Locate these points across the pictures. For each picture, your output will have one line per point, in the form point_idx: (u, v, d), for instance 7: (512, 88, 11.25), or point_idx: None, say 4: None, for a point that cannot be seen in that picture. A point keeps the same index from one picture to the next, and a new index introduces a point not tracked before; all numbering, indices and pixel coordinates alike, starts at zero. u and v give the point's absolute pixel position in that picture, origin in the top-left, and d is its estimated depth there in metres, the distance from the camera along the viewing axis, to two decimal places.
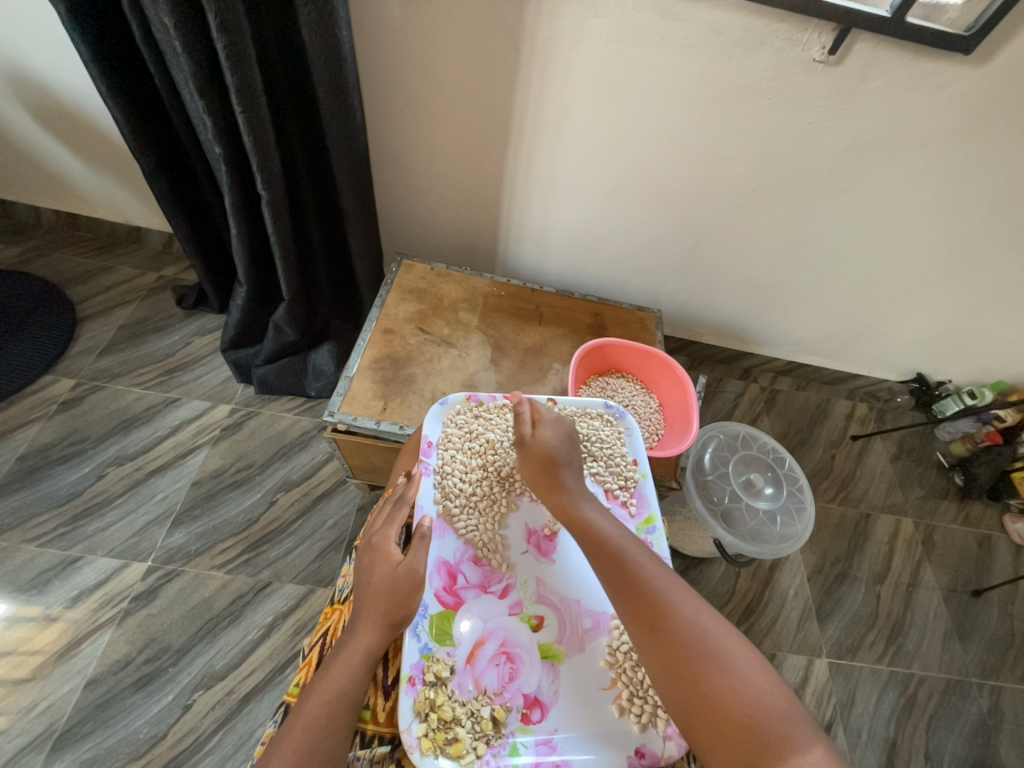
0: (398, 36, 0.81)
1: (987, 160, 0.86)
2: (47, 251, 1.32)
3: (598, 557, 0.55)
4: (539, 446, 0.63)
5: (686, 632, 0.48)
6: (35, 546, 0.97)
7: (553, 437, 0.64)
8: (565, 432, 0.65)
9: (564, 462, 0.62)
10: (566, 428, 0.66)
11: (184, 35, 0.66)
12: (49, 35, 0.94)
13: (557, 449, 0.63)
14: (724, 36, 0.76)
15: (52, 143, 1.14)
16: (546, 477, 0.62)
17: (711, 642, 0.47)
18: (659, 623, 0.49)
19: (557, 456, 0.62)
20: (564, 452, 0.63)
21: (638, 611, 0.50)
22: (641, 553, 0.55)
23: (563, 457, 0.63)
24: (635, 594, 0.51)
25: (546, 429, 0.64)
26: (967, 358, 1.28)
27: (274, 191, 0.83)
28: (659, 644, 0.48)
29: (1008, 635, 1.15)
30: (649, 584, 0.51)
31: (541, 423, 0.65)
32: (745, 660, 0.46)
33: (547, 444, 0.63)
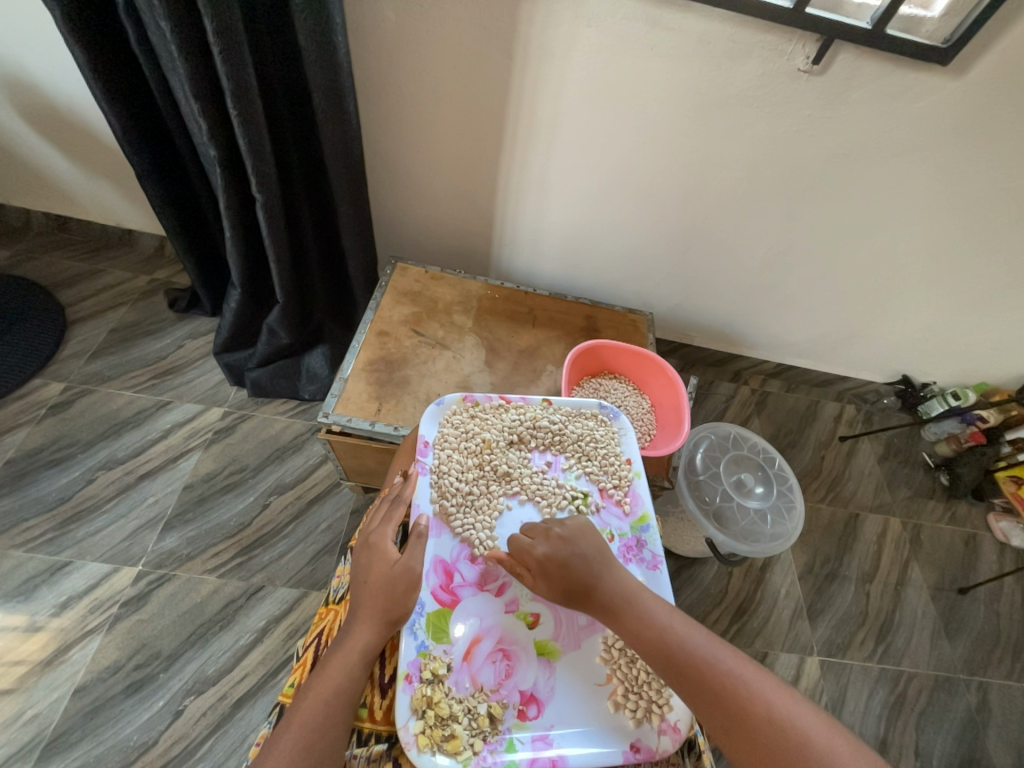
0: (393, 43, 0.82)
1: (965, 168, 0.89)
2: (37, 254, 1.31)
3: (661, 661, 0.50)
4: (554, 582, 0.55)
5: (777, 735, 0.45)
6: (22, 552, 0.95)
7: (558, 559, 0.56)
8: (563, 545, 0.57)
9: (587, 577, 0.55)
10: (558, 539, 0.58)
11: (180, 39, 0.66)
12: (43, 38, 0.94)
13: (572, 569, 0.55)
14: (712, 46, 0.78)
15: (44, 145, 1.13)
16: (577, 596, 0.55)
17: (807, 747, 0.44)
18: (746, 731, 0.45)
19: (577, 574, 0.55)
20: (581, 567, 0.56)
21: (719, 716, 0.47)
22: (707, 644, 0.51)
23: (582, 574, 0.55)
24: (718, 699, 0.47)
25: (544, 561, 0.56)
26: (950, 360, 1.31)
27: (269, 194, 0.83)
28: (751, 757, 0.45)
29: (994, 632, 1.17)
30: (726, 684, 0.48)
31: (538, 555, 0.57)
32: (843, 752, 0.44)
33: (558, 573, 0.55)
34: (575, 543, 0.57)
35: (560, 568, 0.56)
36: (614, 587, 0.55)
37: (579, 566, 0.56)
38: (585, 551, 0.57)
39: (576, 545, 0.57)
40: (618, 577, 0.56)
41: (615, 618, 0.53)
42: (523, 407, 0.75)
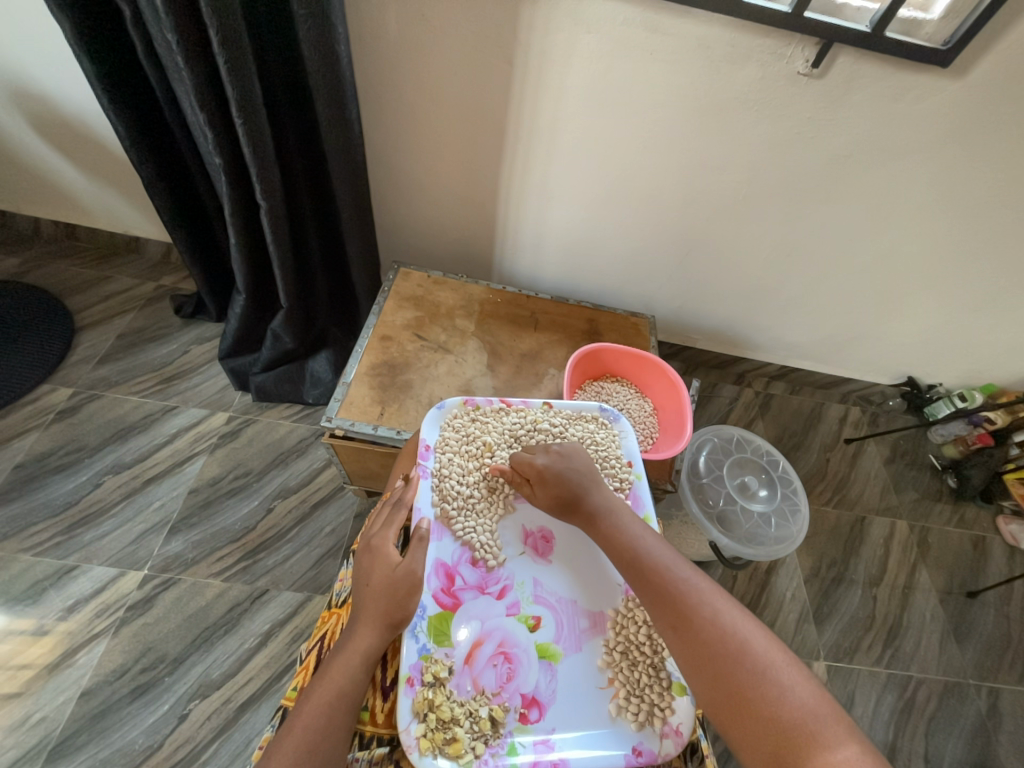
0: (394, 51, 0.83)
1: (968, 169, 0.89)
2: (46, 261, 1.33)
3: (627, 563, 0.55)
4: (549, 488, 0.62)
5: (717, 636, 0.47)
6: (30, 556, 0.96)
7: (555, 468, 0.63)
8: (560, 460, 0.64)
9: (576, 487, 0.61)
10: (558, 455, 0.65)
11: (186, 51, 0.68)
12: (53, 50, 0.96)
13: (564, 478, 0.62)
14: (711, 51, 0.78)
15: (53, 155, 1.15)
16: (566, 504, 0.61)
17: (745, 651, 0.46)
18: (689, 627, 0.48)
19: (568, 484, 0.61)
20: (574, 478, 0.62)
21: (668, 613, 0.50)
22: (672, 557, 0.54)
23: (572, 484, 0.61)
24: (669, 598, 0.50)
25: (542, 469, 0.63)
26: (957, 361, 1.30)
27: (273, 201, 0.84)
28: (690, 650, 0.47)
29: (1004, 637, 1.15)
30: (681, 588, 0.51)
31: (537, 465, 0.63)
32: (781, 664, 0.45)
33: (553, 479, 0.62)
34: (572, 459, 0.64)
35: (556, 477, 0.62)
36: (599, 501, 0.60)
37: (571, 478, 0.62)
38: (579, 467, 0.63)
39: (573, 462, 0.64)
40: (606, 494, 0.61)
41: (594, 526, 0.59)
42: (523, 410, 0.75)
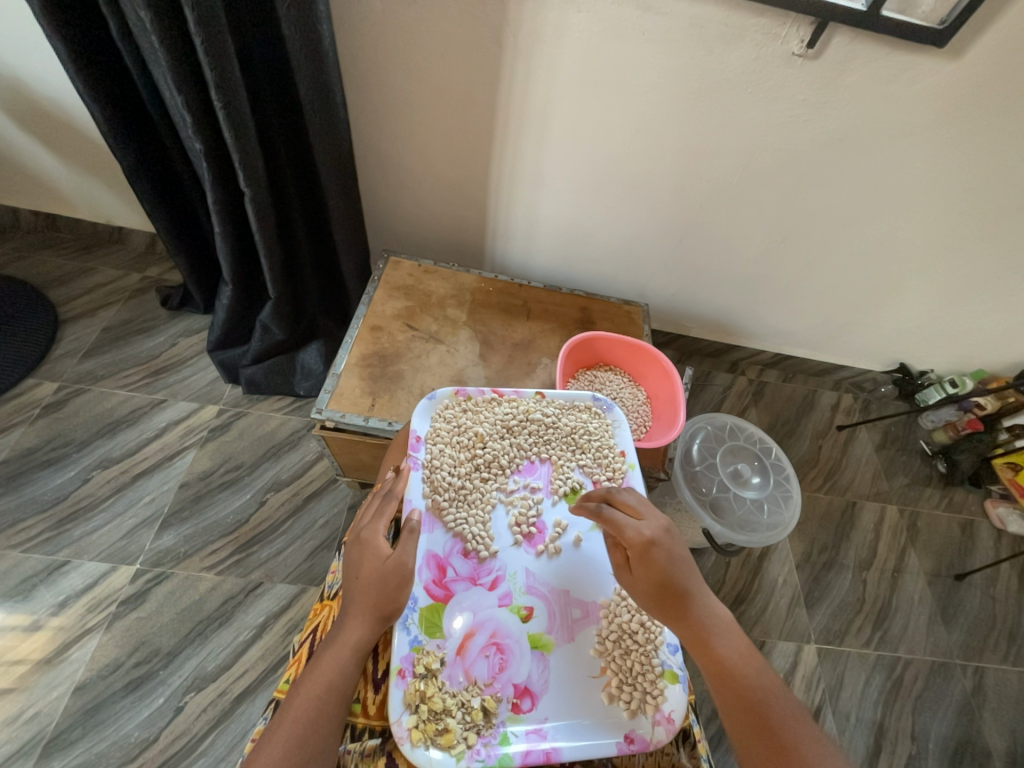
0: (380, 32, 0.81)
1: (962, 151, 0.88)
2: (28, 253, 1.30)
3: (737, 700, 0.49)
4: (653, 572, 0.54)
5: None
6: (19, 552, 0.95)
7: (665, 550, 0.54)
8: (668, 540, 0.55)
9: (685, 583, 0.54)
10: (668, 532, 0.56)
11: (162, 31, 0.65)
12: (27, 32, 0.93)
13: (674, 565, 0.54)
14: (705, 30, 0.76)
15: (29, 142, 1.12)
16: (671, 600, 0.53)
17: None
18: None
19: (677, 574, 0.54)
20: (682, 568, 0.54)
21: None
22: (789, 706, 0.48)
23: (681, 577, 0.54)
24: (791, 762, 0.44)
25: (650, 543, 0.55)
26: (948, 347, 1.31)
27: (257, 187, 0.82)
28: None
29: (990, 617, 1.17)
30: (804, 751, 0.45)
31: (646, 537, 0.55)
32: None
33: (660, 561, 0.54)
34: (680, 544, 0.56)
35: (663, 552, 0.54)
36: (708, 614, 0.53)
37: (680, 567, 0.54)
38: (685, 554, 0.55)
39: (680, 548, 0.55)
40: (713, 602, 0.54)
41: (702, 643, 0.52)
42: (515, 400, 0.74)
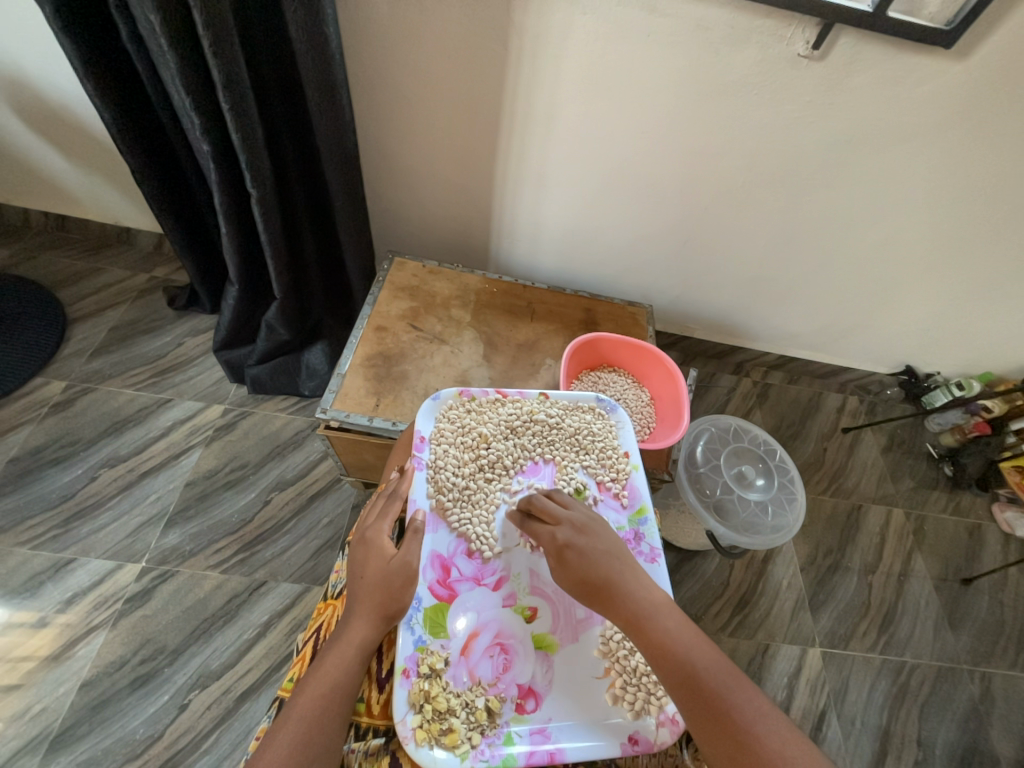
0: (386, 35, 0.82)
1: (970, 152, 0.88)
2: (37, 253, 1.32)
3: (677, 680, 0.46)
4: (571, 570, 0.54)
5: None
6: (27, 549, 0.96)
7: (578, 548, 0.55)
8: (584, 536, 0.56)
9: (608, 572, 0.53)
10: (582, 530, 0.57)
11: (171, 34, 0.66)
12: (39, 36, 0.94)
13: (590, 558, 0.54)
14: (711, 32, 0.77)
15: (40, 144, 1.13)
16: (594, 594, 0.53)
17: None
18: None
19: (595, 567, 0.54)
20: (601, 559, 0.54)
21: (730, 746, 0.42)
22: (726, 672, 0.46)
23: (602, 568, 0.53)
24: (731, 733, 0.43)
25: (564, 546, 0.56)
26: (955, 350, 1.30)
27: (263, 189, 0.83)
28: None
29: (998, 623, 1.16)
30: (740, 716, 0.43)
31: (559, 540, 0.56)
32: None
33: (576, 561, 0.55)
34: (597, 538, 0.56)
35: (577, 551, 0.55)
36: (636, 596, 0.51)
37: (598, 559, 0.54)
38: (604, 544, 0.56)
39: (598, 540, 0.56)
40: (640, 580, 0.53)
41: (636, 629, 0.49)
42: (519, 401, 0.75)
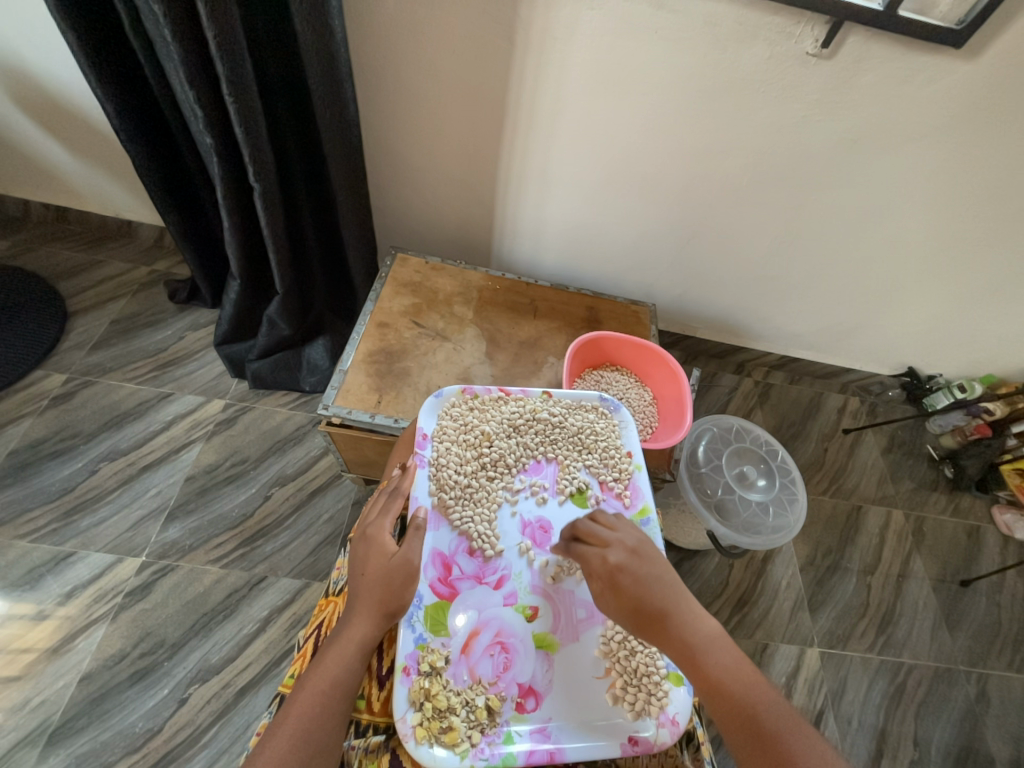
0: (391, 29, 0.81)
1: (978, 153, 0.87)
2: (37, 244, 1.31)
3: (734, 718, 0.46)
4: (623, 596, 0.53)
5: None
6: (27, 542, 0.96)
7: (632, 574, 0.53)
8: (636, 561, 0.54)
9: (662, 602, 0.52)
10: (634, 553, 0.55)
11: (174, 25, 0.65)
12: (40, 26, 0.93)
13: (644, 586, 0.53)
14: (718, 29, 0.76)
15: (41, 135, 1.13)
16: (647, 622, 0.52)
17: None
18: None
19: (650, 595, 0.52)
20: (654, 587, 0.53)
21: None
22: (784, 714, 0.46)
23: (655, 596, 0.52)
24: None
25: (616, 570, 0.54)
26: (957, 351, 1.30)
27: (266, 183, 0.82)
28: None
29: (995, 625, 1.16)
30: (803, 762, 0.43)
31: (611, 563, 0.54)
32: None
33: (629, 587, 0.53)
34: (650, 563, 0.54)
35: (630, 577, 0.53)
36: (692, 629, 0.51)
37: (653, 586, 0.53)
38: (658, 571, 0.54)
39: (652, 565, 0.54)
40: (694, 612, 0.52)
41: (691, 664, 0.49)
42: (522, 400, 0.74)
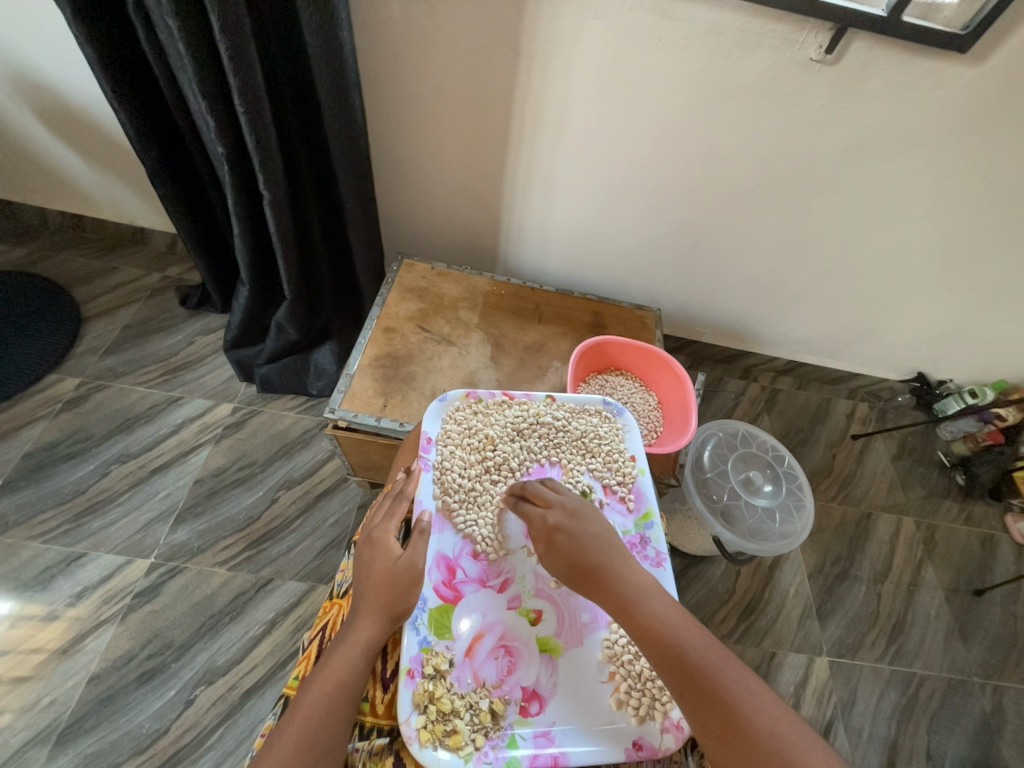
0: (399, 39, 0.83)
1: (985, 157, 0.87)
2: (53, 252, 1.34)
3: (666, 661, 0.47)
4: (560, 555, 0.55)
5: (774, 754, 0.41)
6: (39, 543, 0.98)
7: (569, 533, 0.56)
8: (575, 521, 0.57)
9: (597, 557, 0.54)
10: (573, 514, 0.57)
11: (188, 37, 0.67)
12: (58, 39, 0.95)
13: (580, 544, 0.55)
14: (722, 37, 0.77)
15: (58, 144, 1.15)
16: (584, 577, 0.54)
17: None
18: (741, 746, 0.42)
19: (586, 552, 0.55)
20: (591, 544, 0.55)
21: (719, 724, 0.43)
22: (713, 653, 0.47)
23: (591, 552, 0.54)
24: (719, 709, 0.44)
25: (554, 530, 0.56)
26: (968, 357, 1.29)
27: (276, 191, 0.84)
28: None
29: (1010, 635, 1.14)
30: (727, 691, 0.44)
31: (550, 523, 0.57)
32: None
33: (565, 545, 0.55)
34: (587, 522, 0.57)
35: (566, 536, 0.56)
36: (626, 582, 0.52)
37: (589, 543, 0.55)
38: (595, 529, 0.56)
39: (588, 524, 0.57)
40: (631, 568, 0.54)
41: (626, 613, 0.51)
42: (526, 403, 0.74)
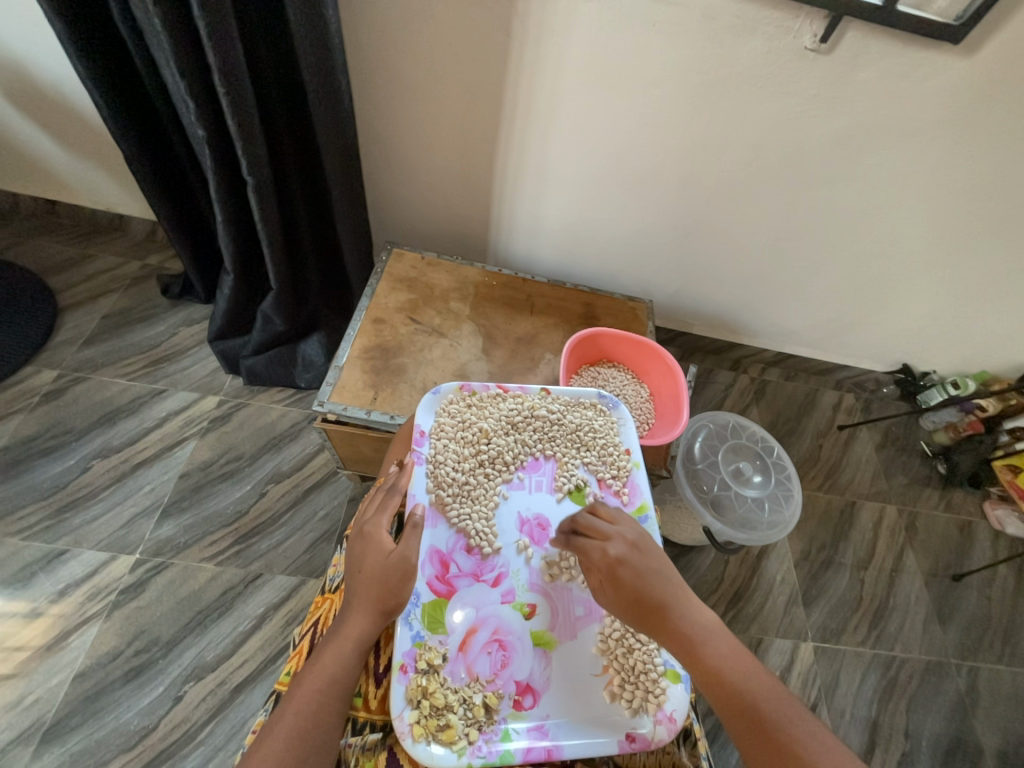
0: (387, 20, 0.80)
1: (973, 149, 0.87)
2: (27, 238, 1.29)
3: (734, 709, 0.48)
4: (623, 591, 0.52)
5: None
6: (18, 539, 0.95)
7: (633, 568, 0.53)
8: (636, 553, 0.54)
9: (661, 594, 0.52)
10: (635, 547, 0.54)
11: (164, 12, 0.64)
12: (26, 13, 0.91)
13: (644, 580, 0.52)
14: (716, 22, 0.75)
15: (29, 126, 1.11)
16: (648, 615, 0.51)
17: None
18: None
19: (650, 589, 0.52)
20: (654, 580, 0.52)
21: None
22: (781, 702, 0.48)
23: (654, 589, 0.52)
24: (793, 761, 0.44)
25: (616, 563, 0.53)
26: (951, 348, 1.31)
27: (260, 176, 0.81)
28: None
29: (986, 618, 1.18)
30: (799, 742, 0.45)
31: (611, 557, 0.53)
32: None
33: (629, 579, 0.52)
34: (650, 557, 0.54)
35: (630, 570, 0.53)
36: (691, 623, 0.51)
37: (653, 579, 0.52)
38: (656, 563, 0.54)
39: (650, 558, 0.54)
40: (694, 606, 0.52)
41: (692, 656, 0.50)
42: (520, 396, 0.74)
